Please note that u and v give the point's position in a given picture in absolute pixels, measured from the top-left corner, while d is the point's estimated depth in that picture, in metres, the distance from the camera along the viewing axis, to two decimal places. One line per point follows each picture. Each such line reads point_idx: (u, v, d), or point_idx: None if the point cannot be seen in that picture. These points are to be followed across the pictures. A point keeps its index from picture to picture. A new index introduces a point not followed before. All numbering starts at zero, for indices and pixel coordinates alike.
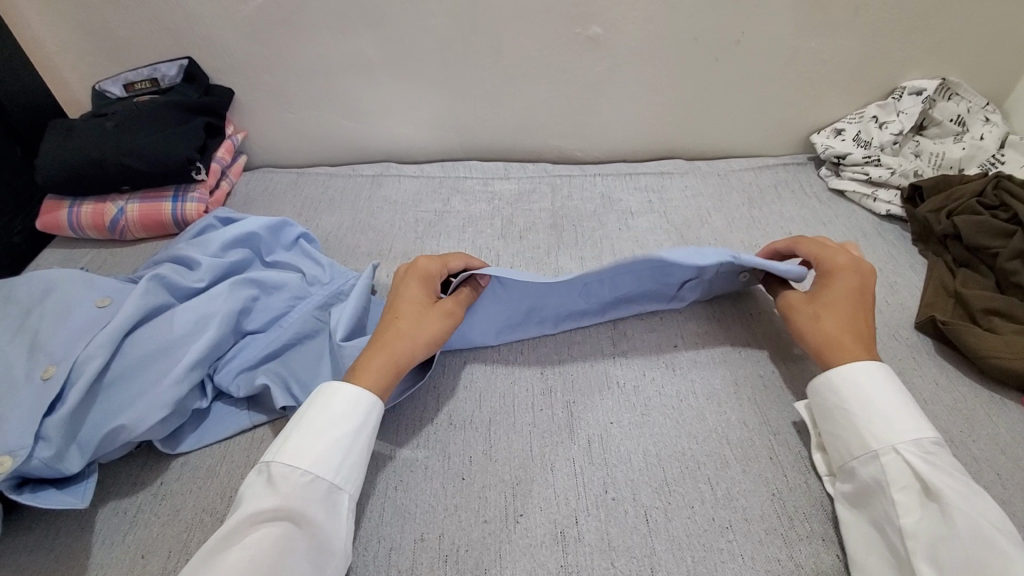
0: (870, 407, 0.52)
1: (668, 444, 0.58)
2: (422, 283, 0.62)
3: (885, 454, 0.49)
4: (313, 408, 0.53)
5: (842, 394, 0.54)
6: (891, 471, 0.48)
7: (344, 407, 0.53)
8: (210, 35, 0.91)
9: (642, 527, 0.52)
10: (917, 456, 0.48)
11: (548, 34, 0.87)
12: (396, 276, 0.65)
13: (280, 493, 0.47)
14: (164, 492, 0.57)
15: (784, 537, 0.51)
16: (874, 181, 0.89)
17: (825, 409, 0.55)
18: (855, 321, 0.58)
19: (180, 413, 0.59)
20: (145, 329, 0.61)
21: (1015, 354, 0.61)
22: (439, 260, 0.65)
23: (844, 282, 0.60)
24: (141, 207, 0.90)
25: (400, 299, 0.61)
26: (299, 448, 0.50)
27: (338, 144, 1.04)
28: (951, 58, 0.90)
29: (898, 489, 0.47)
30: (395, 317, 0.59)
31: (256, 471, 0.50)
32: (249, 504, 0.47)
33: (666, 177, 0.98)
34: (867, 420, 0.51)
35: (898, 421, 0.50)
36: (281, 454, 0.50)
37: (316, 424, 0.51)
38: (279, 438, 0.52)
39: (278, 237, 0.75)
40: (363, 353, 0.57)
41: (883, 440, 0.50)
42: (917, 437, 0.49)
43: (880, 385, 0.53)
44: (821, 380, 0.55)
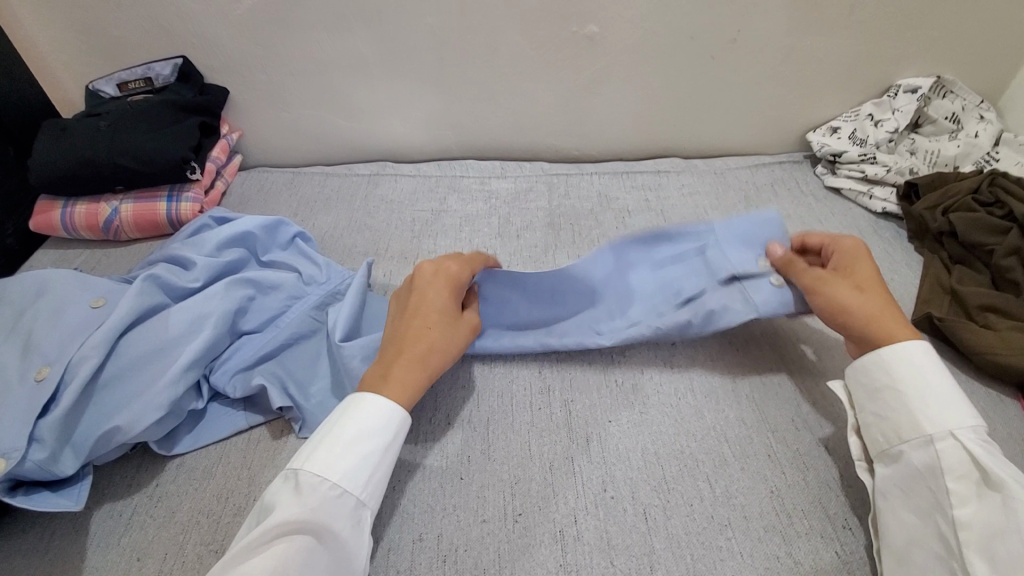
0: (925, 392, 0.50)
1: (666, 442, 0.58)
2: (451, 289, 0.60)
3: (943, 440, 0.48)
4: (342, 416, 0.51)
5: (894, 375, 0.52)
6: (948, 458, 0.47)
7: (376, 421, 0.51)
8: (204, 34, 0.90)
9: (641, 525, 0.52)
10: (976, 443, 0.47)
11: (543, 32, 0.87)
12: (418, 273, 0.61)
13: (308, 506, 0.46)
14: (160, 494, 0.57)
15: (783, 535, 0.51)
16: (870, 178, 0.90)
17: (875, 390, 0.53)
18: (892, 301, 0.57)
19: (175, 414, 0.58)
20: (139, 330, 0.60)
21: (1013, 350, 0.62)
22: (465, 262, 0.62)
23: (874, 261, 0.59)
24: (135, 207, 0.89)
25: (431, 306, 0.58)
26: (327, 459, 0.49)
27: (334, 143, 1.03)
28: (946, 56, 0.91)
29: (955, 478, 0.46)
30: (427, 326, 0.57)
31: (283, 477, 0.49)
32: (276, 513, 0.46)
33: (662, 175, 0.98)
34: (924, 404, 0.50)
35: (955, 407, 0.49)
36: (310, 464, 0.49)
37: (346, 436, 0.50)
38: (306, 445, 0.51)
39: (274, 236, 0.75)
40: (391, 366, 0.55)
41: (941, 426, 0.48)
42: (974, 424, 0.48)
43: (935, 370, 0.51)
44: (875, 356, 0.53)
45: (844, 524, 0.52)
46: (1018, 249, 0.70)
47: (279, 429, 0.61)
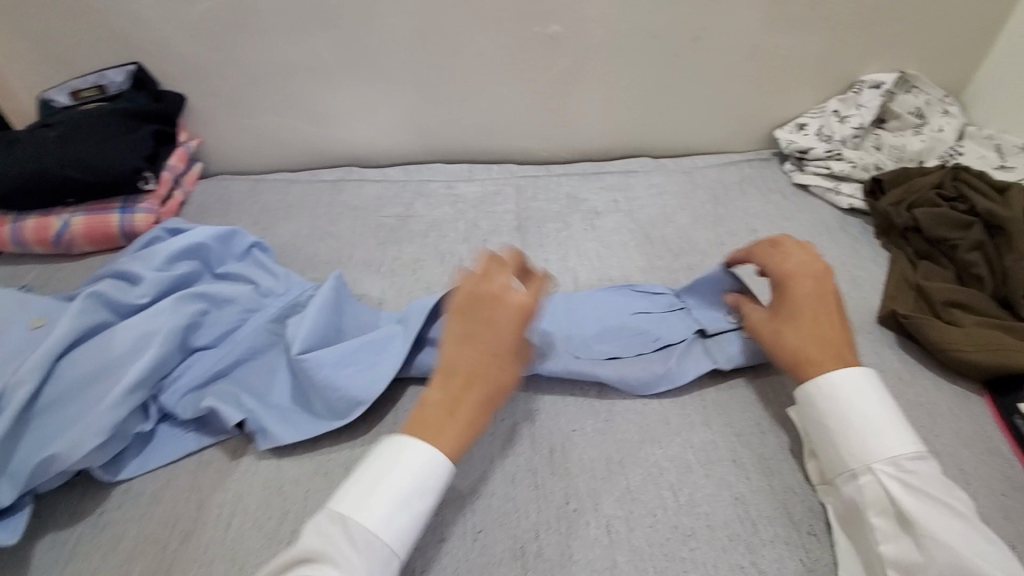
0: (848, 424, 0.49)
1: (631, 451, 0.57)
2: (525, 323, 0.53)
3: (863, 475, 0.47)
4: (397, 462, 0.47)
5: (819, 408, 0.51)
6: (867, 494, 0.47)
7: (432, 475, 0.47)
8: (157, 40, 0.87)
9: (603, 539, 0.51)
10: (894, 480, 0.46)
11: (507, 32, 0.86)
12: (487, 297, 0.53)
13: (356, 565, 0.43)
14: (106, 521, 0.54)
15: (747, 543, 0.50)
16: (837, 175, 0.90)
17: (808, 418, 0.52)
18: (823, 327, 0.53)
19: (120, 438, 0.56)
20: (80, 352, 0.58)
21: (976, 347, 0.61)
22: (539, 289, 0.55)
23: (798, 286, 0.55)
24: (87, 220, 0.86)
25: (504, 341, 0.51)
26: (382, 513, 0.45)
27: (297, 150, 1.01)
28: (908, 52, 0.91)
29: (876, 513, 0.46)
30: (497, 364, 0.51)
31: (329, 515, 0.46)
32: (322, 565, 0.42)
33: (631, 175, 0.97)
34: (847, 437, 0.49)
35: (880, 437, 0.47)
36: (364, 514, 0.45)
37: (402, 490, 0.46)
38: (358, 486, 0.47)
39: (229, 247, 0.72)
40: (459, 404, 0.50)
41: (862, 461, 0.47)
42: (894, 457, 0.47)
43: (865, 398, 0.49)
44: (802, 393, 0.52)
45: (808, 529, 0.51)
46: (981, 244, 0.71)
47: (233, 448, 0.59)
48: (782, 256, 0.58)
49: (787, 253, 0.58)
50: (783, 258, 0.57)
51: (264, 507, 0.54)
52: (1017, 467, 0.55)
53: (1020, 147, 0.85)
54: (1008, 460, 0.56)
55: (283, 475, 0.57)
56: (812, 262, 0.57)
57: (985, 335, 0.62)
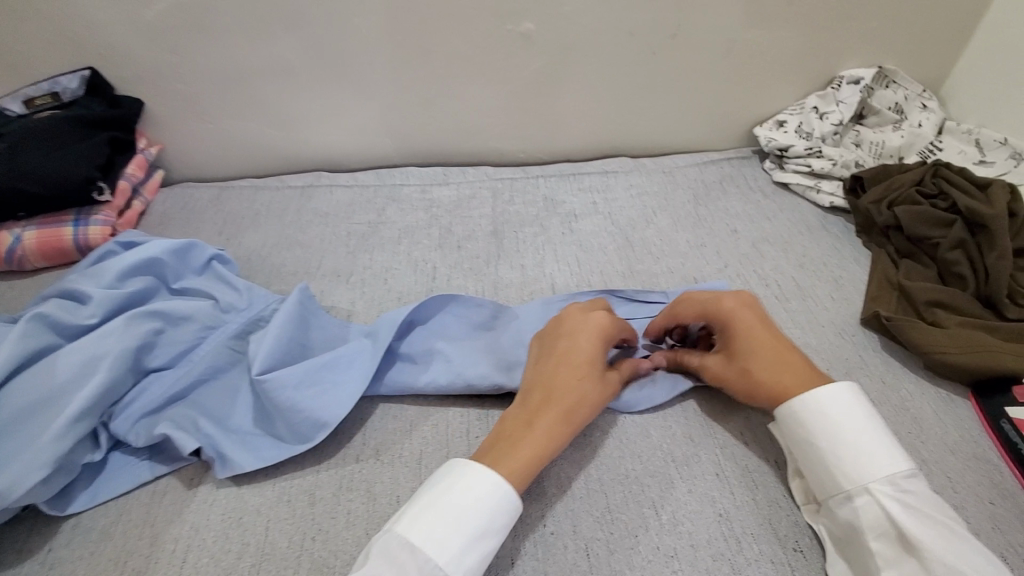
0: (841, 443, 0.48)
1: (611, 468, 0.55)
2: (605, 341, 0.55)
3: (860, 496, 0.46)
4: (473, 491, 0.45)
5: (810, 428, 0.49)
6: (866, 516, 0.45)
7: (504, 506, 0.46)
8: (110, 42, 0.83)
9: (582, 563, 0.48)
10: (893, 500, 0.44)
11: (479, 31, 0.83)
12: (565, 320, 0.57)
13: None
14: (52, 561, 0.51)
15: (732, 563, 0.48)
16: (817, 173, 0.88)
17: (795, 440, 0.51)
18: (783, 356, 0.53)
19: (66, 470, 0.52)
20: (22, 379, 0.54)
21: (962, 348, 0.60)
22: (614, 314, 0.58)
23: (743, 321, 0.55)
24: (38, 234, 0.82)
25: (583, 354, 0.53)
26: (456, 549, 0.43)
27: (264, 155, 0.97)
28: (886, 46, 0.90)
29: (875, 537, 0.44)
30: (579, 375, 0.52)
31: (398, 543, 0.43)
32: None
33: (610, 176, 0.94)
34: (839, 457, 0.47)
35: (872, 455, 0.46)
36: (438, 548, 0.43)
37: (472, 521, 0.44)
38: (429, 513, 0.44)
39: (186, 260, 0.69)
40: (538, 414, 0.51)
41: (857, 481, 0.46)
42: (890, 476, 0.45)
43: (853, 415, 0.48)
44: (789, 419, 0.51)
45: (793, 546, 0.49)
46: (962, 242, 0.69)
47: (191, 476, 0.56)
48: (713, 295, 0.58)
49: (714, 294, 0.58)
50: (716, 298, 0.57)
51: (223, 540, 0.51)
52: (1004, 472, 0.54)
53: (999, 141, 0.84)
54: (995, 465, 0.54)
55: (244, 504, 0.54)
56: (744, 297, 0.57)
57: (969, 335, 0.61)
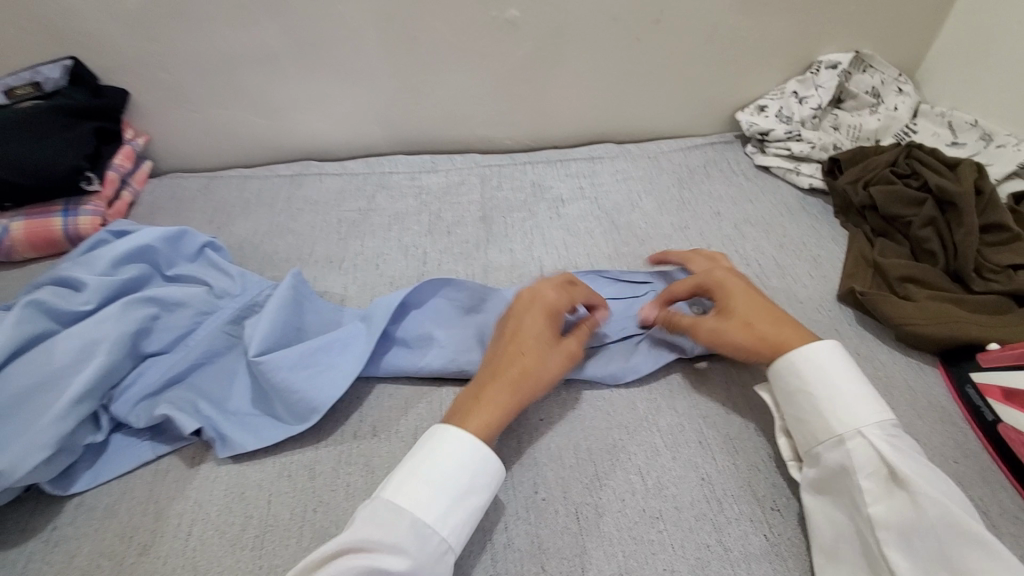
0: (834, 390, 0.51)
1: (598, 437, 0.57)
2: (549, 316, 0.57)
3: (852, 439, 0.48)
4: (456, 453, 0.48)
5: (804, 377, 0.52)
6: (857, 456, 0.47)
7: (484, 471, 0.48)
8: (93, 32, 0.82)
9: (573, 526, 0.51)
10: (883, 440, 0.47)
11: (463, 18, 0.84)
12: (515, 300, 0.59)
13: (414, 562, 0.43)
14: (57, 538, 0.52)
15: (714, 523, 0.51)
16: (796, 156, 0.91)
17: (789, 394, 0.53)
18: (778, 317, 0.57)
19: (67, 451, 0.54)
20: (20, 363, 0.54)
21: (930, 319, 0.63)
22: (564, 291, 0.59)
23: (733, 287, 0.59)
24: (27, 225, 0.81)
25: (526, 331, 0.56)
26: (441, 509, 0.45)
27: (253, 144, 0.98)
28: (863, 31, 0.92)
29: (866, 476, 0.47)
30: (521, 351, 0.54)
31: (386, 506, 0.45)
32: (382, 560, 0.42)
33: (596, 161, 0.96)
34: (833, 402, 0.50)
35: (861, 404, 0.50)
36: (424, 508, 0.45)
37: (458, 484, 0.47)
38: (414, 478, 0.46)
39: (179, 248, 0.69)
40: (484, 387, 0.53)
41: (852, 424, 0.49)
42: (879, 421, 0.48)
43: (841, 368, 0.52)
44: (785, 370, 0.53)
45: (771, 505, 0.52)
46: (933, 219, 0.72)
47: (194, 455, 0.58)
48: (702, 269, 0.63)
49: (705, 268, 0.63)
50: (706, 270, 0.62)
51: (226, 513, 0.53)
52: (968, 433, 0.57)
53: (970, 124, 0.87)
54: (962, 426, 0.57)
55: (245, 479, 0.56)
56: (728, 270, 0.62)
57: (942, 309, 0.64)
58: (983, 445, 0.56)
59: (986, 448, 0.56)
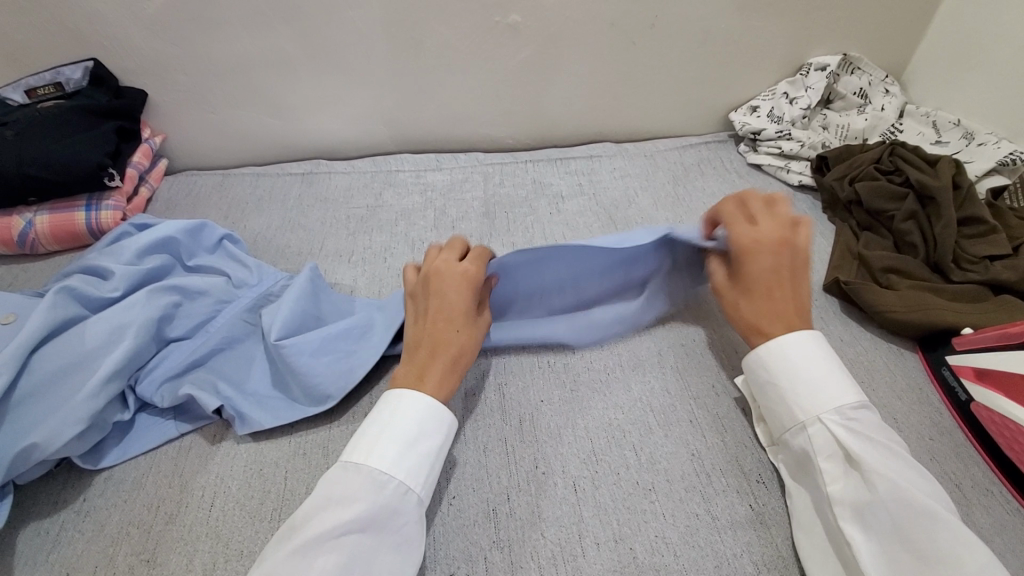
0: (798, 380, 0.53)
1: (595, 417, 0.61)
2: (472, 292, 0.58)
3: (813, 425, 0.51)
4: (398, 407, 0.52)
5: (771, 368, 0.55)
6: (818, 442, 0.51)
7: (428, 418, 0.52)
8: (114, 35, 0.86)
9: (571, 497, 0.55)
10: (840, 425, 0.50)
11: (468, 23, 0.87)
12: (431, 274, 0.59)
13: (372, 503, 0.47)
14: (88, 508, 0.56)
15: (702, 494, 0.55)
16: (786, 154, 0.95)
17: (760, 382, 0.56)
18: (777, 303, 0.57)
19: (99, 427, 0.57)
20: (53, 345, 0.58)
21: (907, 307, 0.66)
22: (477, 265, 0.60)
23: (760, 262, 0.57)
24: (52, 218, 0.85)
25: (453, 308, 0.57)
26: (393, 458, 0.49)
27: (265, 143, 1.02)
28: (851, 34, 0.96)
29: (826, 458, 0.50)
30: (453, 329, 0.57)
31: (341, 466, 0.49)
32: (342, 507, 0.46)
33: (595, 160, 1.00)
34: (797, 391, 0.53)
35: (824, 391, 0.52)
36: (376, 459, 0.49)
37: (408, 433, 0.50)
38: (365, 438, 0.50)
39: (199, 240, 0.73)
40: (426, 367, 0.55)
41: (811, 412, 0.52)
42: (839, 407, 0.51)
43: (808, 354, 0.54)
44: (755, 359, 0.56)
45: (756, 478, 0.56)
46: (914, 213, 0.76)
47: (216, 434, 0.61)
48: (758, 209, 0.60)
49: (753, 225, 0.58)
50: (748, 233, 0.58)
51: (246, 487, 0.57)
52: (944, 413, 0.61)
53: (953, 123, 0.90)
54: (937, 407, 0.61)
55: (262, 457, 0.59)
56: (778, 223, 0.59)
57: (917, 297, 0.67)
58: (957, 424, 0.60)
59: (960, 426, 0.59)
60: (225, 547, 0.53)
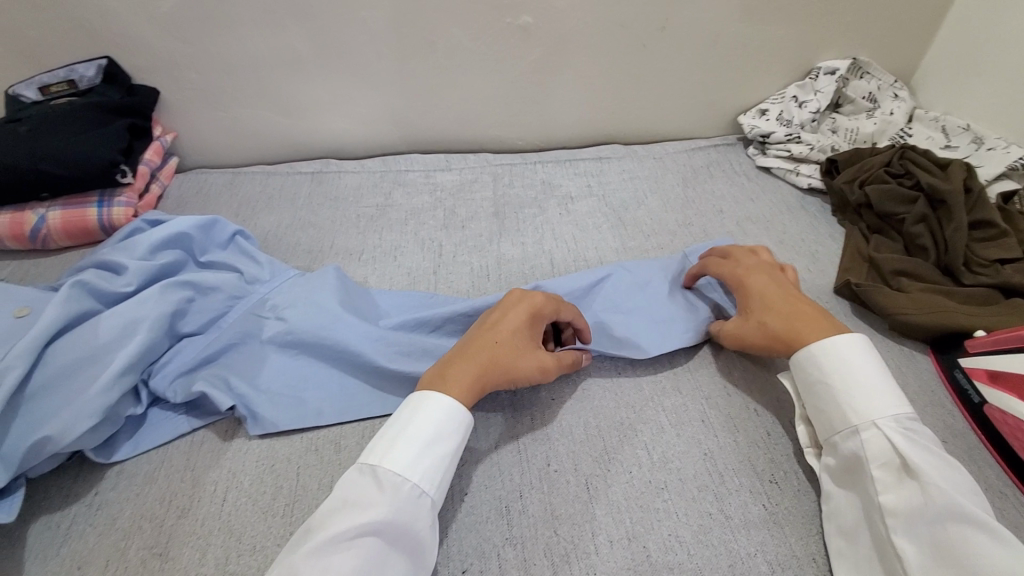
0: (854, 384, 0.53)
1: (607, 416, 0.62)
2: (532, 317, 0.60)
3: (867, 430, 0.51)
4: (417, 409, 0.52)
5: (825, 368, 0.55)
6: (871, 448, 0.50)
7: (445, 421, 0.51)
8: (127, 33, 0.86)
9: (583, 495, 0.55)
10: (896, 432, 0.49)
11: (480, 24, 0.88)
12: (507, 296, 0.63)
13: (388, 505, 0.46)
14: (100, 502, 0.56)
15: (715, 493, 0.56)
16: (796, 157, 0.95)
17: (810, 383, 0.56)
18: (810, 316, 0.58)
19: (111, 421, 0.57)
20: (67, 338, 0.58)
21: (918, 309, 0.66)
22: (554, 301, 0.62)
23: (759, 281, 0.63)
24: (63, 214, 0.85)
25: (506, 325, 0.58)
26: (409, 460, 0.49)
27: (276, 142, 1.02)
28: (861, 39, 0.96)
29: (878, 466, 0.49)
30: (496, 341, 0.57)
31: (357, 469, 0.49)
32: (355, 510, 0.45)
33: (604, 161, 1.00)
34: (852, 395, 0.52)
35: (880, 397, 0.52)
36: (391, 461, 0.48)
37: (425, 436, 0.50)
38: (382, 440, 0.50)
39: (212, 236, 0.74)
40: (452, 367, 0.55)
41: (866, 416, 0.51)
42: (895, 414, 0.50)
43: (864, 360, 0.54)
44: (800, 359, 0.57)
45: (769, 478, 0.57)
46: (925, 217, 0.76)
47: (228, 429, 0.62)
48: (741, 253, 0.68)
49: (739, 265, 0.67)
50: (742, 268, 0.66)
51: (259, 483, 0.57)
52: (956, 415, 0.61)
53: (963, 127, 0.91)
54: (949, 409, 0.61)
55: (275, 453, 0.60)
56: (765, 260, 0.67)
57: (929, 300, 0.67)
58: (970, 427, 0.60)
59: (973, 428, 0.59)
60: (238, 541, 0.53)
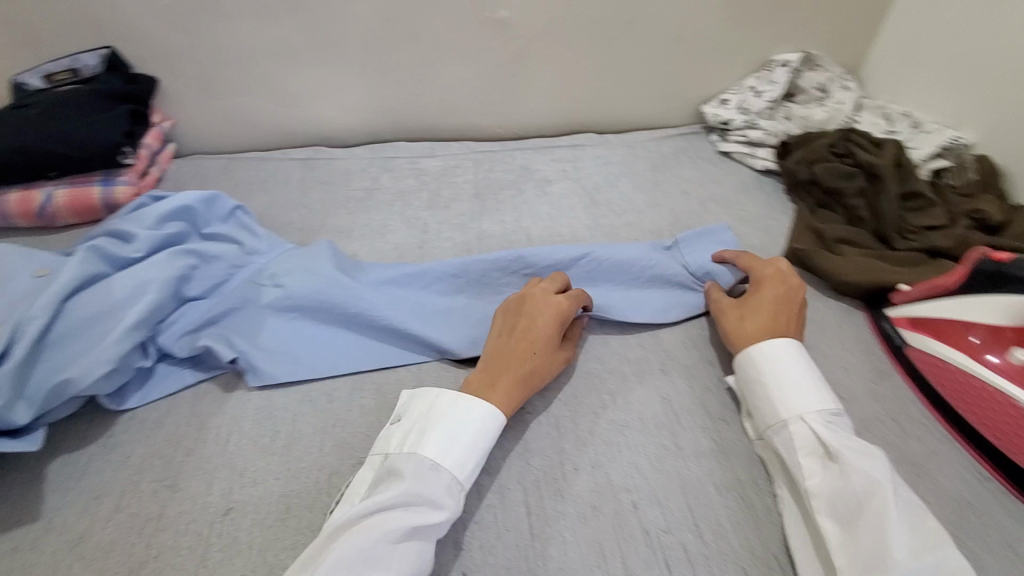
0: (788, 384, 0.58)
1: (576, 367, 0.69)
2: (561, 321, 0.64)
3: (795, 423, 0.56)
4: (481, 415, 0.55)
5: (761, 368, 0.60)
6: (799, 437, 0.55)
7: (496, 435, 0.56)
8: (130, 24, 0.91)
9: (552, 432, 0.62)
10: (822, 425, 0.55)
11: (460, 18, 0.94)
12: (529, 296, 0.66)
13: (450, 510, 0.50)
14: (114, 443, 0.61)
15: (670, 429, 0.62)
16: (752, 142, 1.03)
17: (749, 383, 0.61)
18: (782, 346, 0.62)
19: (124, 371, 0.62)
20: (84, 296, 0.63)
21: (853, 270, 0.74)
22: (574, 300, 0.67)
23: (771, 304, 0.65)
24: (70, 193, 0.90)
25: (539, 334, 0.62)
26: (472, 469, 0.53)
27: (269, 130, 1.08)
28: (813, 33, 1.05)
29: (806, 455, 0.54)
30: (533, 351, 0.61)
31: (427, 463, 0.52)
32: (422, 511, 0.49)
33: (578, 149, 1.07)
34: (784, 393, 0.58)
35: (808, 395, 0.57)
36: (458, 467, 0.52)
37: (485, 449, 0.55)
38: (450, 441, 0.53)
39: (213, 210, 0.79)
40: (497, 377, 0.59)
41: (794, 412, 0.57)
42: (821, 412, 0.56)
43: (797, 365, 0.60)
44: (745, 357, 0.62)
45: (718, 416, 0.64)
46: (863, 190, 0.84)
47: (230, 381, 0.67)
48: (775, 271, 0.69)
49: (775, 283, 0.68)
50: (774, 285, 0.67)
51: (259, 427, 0.63)
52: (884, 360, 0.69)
53: (903, 114, 0.99)
54: (878, 357, 0.69)
55: (273, 403, 0.65)
56: (779, 267, 0.69)
57: (863, 262, 0.75)
58: (895, 370, 0.68)
59: (898, 370, 0.68)
60: (240, 475, 0.59)
